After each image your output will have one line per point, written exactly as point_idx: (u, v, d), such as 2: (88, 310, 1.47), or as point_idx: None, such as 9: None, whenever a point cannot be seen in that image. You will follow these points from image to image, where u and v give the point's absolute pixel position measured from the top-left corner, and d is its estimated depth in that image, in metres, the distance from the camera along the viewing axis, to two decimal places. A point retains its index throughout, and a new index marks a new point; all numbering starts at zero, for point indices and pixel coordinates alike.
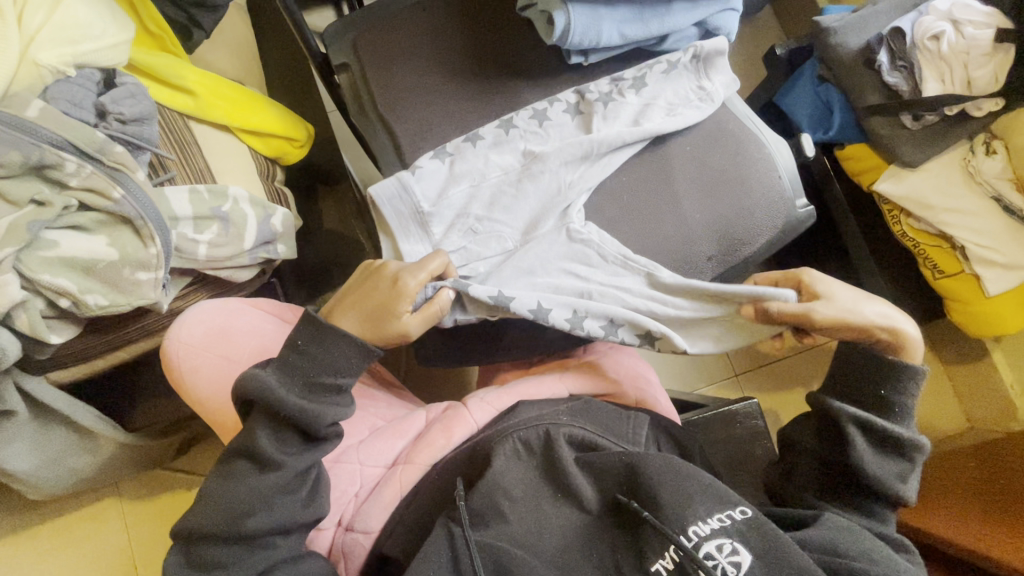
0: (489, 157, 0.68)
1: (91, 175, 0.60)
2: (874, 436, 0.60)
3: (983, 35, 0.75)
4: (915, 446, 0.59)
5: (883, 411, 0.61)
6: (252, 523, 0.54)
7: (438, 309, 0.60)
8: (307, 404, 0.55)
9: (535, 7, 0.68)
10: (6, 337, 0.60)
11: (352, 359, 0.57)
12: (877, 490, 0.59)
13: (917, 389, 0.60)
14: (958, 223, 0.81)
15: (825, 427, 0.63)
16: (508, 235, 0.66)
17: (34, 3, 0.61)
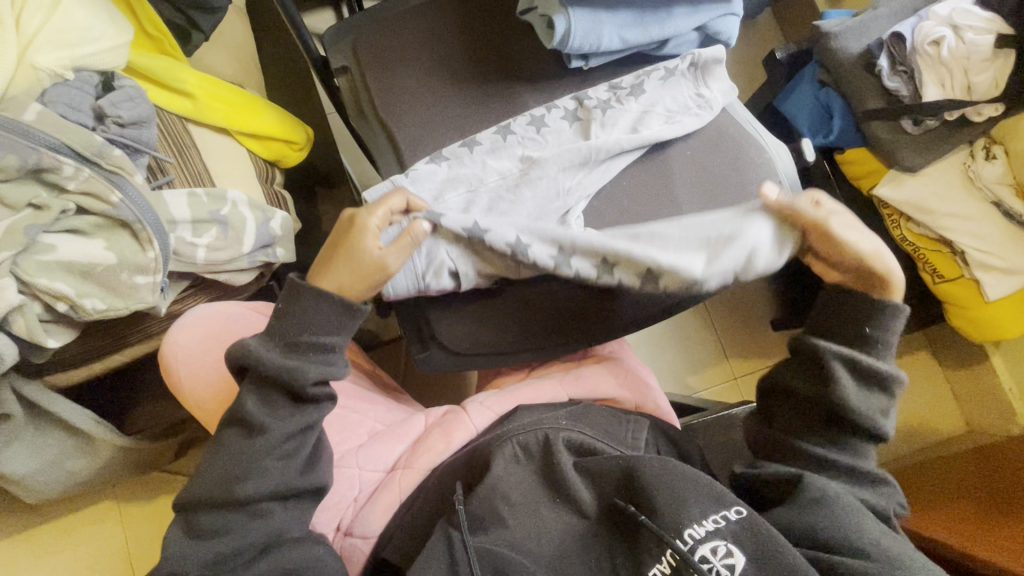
0: (487, 162, 0.67)
1: (89, 179, 0.60)
2: (857, 372, 0.60)
3: (983, 41, 0.74)
4: (893, 378, 0.59)
5: (862, 346, 0.60)
6: (242, 489, 0.56)
7: (413, 239, 0.60)
8: (287, 362, 0.57)
9: (535, 11, 0.69)
10: (3, 341, 0.59)
11: (330, 317, 0.58)
12: (860, 425, 0.59)
13: (897, 323, 0.60)
14: (958, 228, 0.81)
15: (807, 367, 0.62)
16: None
17: (33, 7, 0.61)
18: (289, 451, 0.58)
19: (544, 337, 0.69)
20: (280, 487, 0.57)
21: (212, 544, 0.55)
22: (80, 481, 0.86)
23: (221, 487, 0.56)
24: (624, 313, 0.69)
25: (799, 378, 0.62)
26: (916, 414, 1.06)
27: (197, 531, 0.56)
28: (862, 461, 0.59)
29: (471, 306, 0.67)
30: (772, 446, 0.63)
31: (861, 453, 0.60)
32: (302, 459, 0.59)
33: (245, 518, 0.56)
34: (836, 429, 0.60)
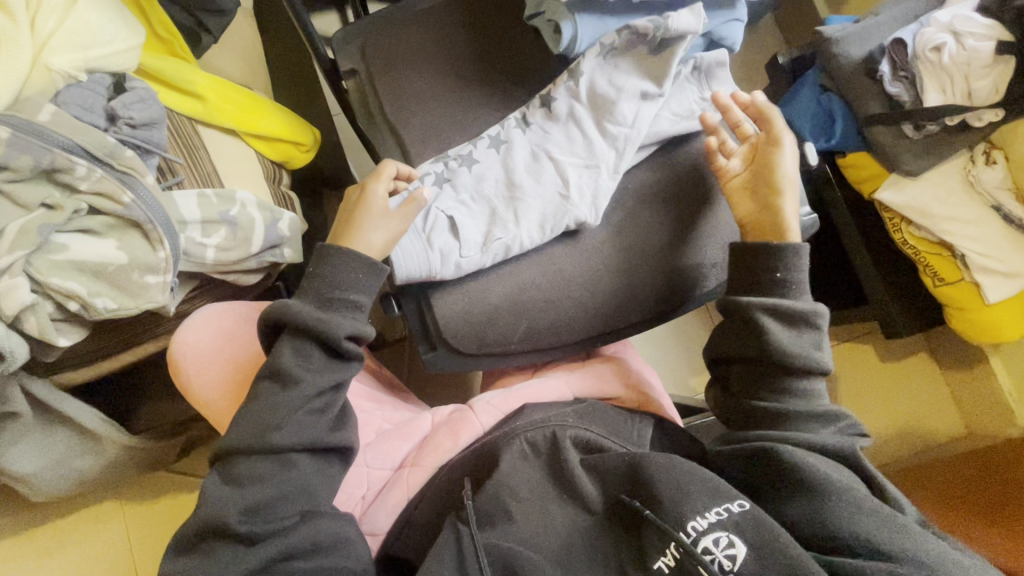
0: (485, 169, 0.68)
1: (101, 179, 0.60)
2: (782, 319, 0.61)
3: (983, 47, 0.75)
4: (814, 314, 0.62)
5: (779, 292, 0.62)
6: (278, 437, 0.56)
7: (417, 204, 0.63)
8: (324, 314, 0.59)
9: (542, 16, 0.70)
10: (15, 340, 0.60)
11: (361, 274, 0.61)
12: (801, 369, 0.60)
13: (800, 261, 0.62)
14: (958, 232, 0.82)
15: (736, 325, 0.63)
16: (516, 238, 0.65)
17: (47, 9, 0.61)
18: (320, 406, 0.58)
19: (549, 337, 0.69)
20: (314, 440, 0.57)
21: (250, 492, 0.54)
22: (86, 480, 0.86)
23: (256, 434, 0.56)
24: (627, 314, 0.69)
25: (736, 342, 0.63)
26: (916, 416, 1.07)
27: (234, 479, 0.55)
28: (813, 402, 0.61)
29: (475, 307, 0.67)
30: (739, 415, 0.62)
31: (812, 394, 0.61)
32: (332, 416, 0.59)
33: (278, 469, 0.56)
34: (783, 377, 0.61)
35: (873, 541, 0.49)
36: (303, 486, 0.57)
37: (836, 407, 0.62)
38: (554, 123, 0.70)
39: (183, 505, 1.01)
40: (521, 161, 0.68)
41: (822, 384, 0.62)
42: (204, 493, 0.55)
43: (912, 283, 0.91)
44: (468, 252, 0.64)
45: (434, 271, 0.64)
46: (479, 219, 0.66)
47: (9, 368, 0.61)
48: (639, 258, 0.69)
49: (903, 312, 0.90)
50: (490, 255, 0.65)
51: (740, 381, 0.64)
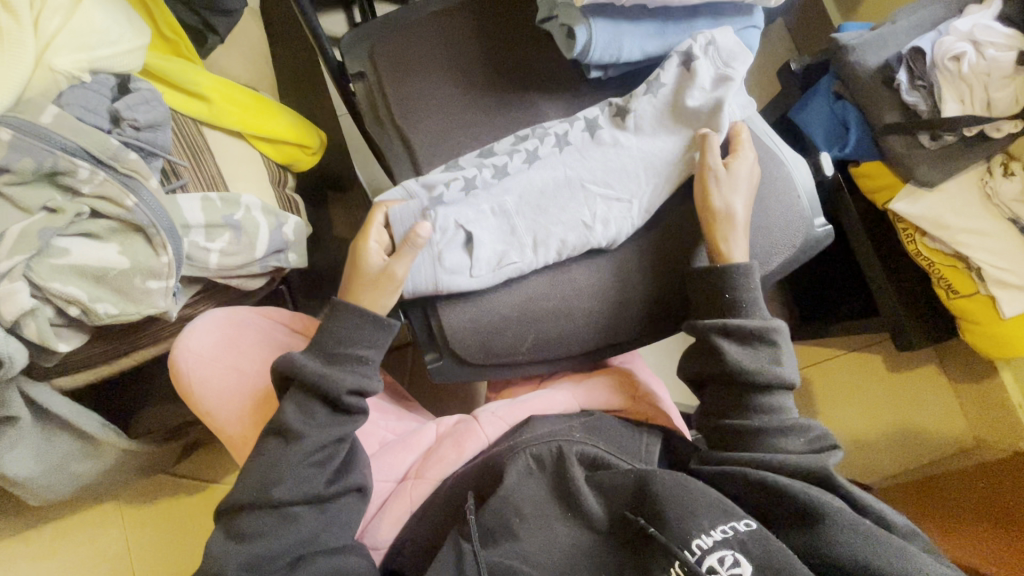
0: (513, 183, 0.65)
1: (104, 182, 0.59)
2: (737, 338, 0.62)
3: (1004, 57, 0.74)
4: (769, 328, 0.62)
5: (736, 295, 0.62)
6: (278, 492, 0.56)
7: (412, 247, 0.60)
8: (328, 370, 0.59)
9: (555, 20, 0.68)
10: (13, 345, 0.59)
11: (365, 330, 0.61)
12: (764, 386, 0.61)
13: (750, 281, 0.62)
14: (973, 244, 0.80)
15: (700, 348, 0.64)
16: (530, 262, 0.64)
17: (52, 8, 0.60)
18: (320, 459, 0.58)
19: (559, 348, 0.68)
20: (314, 493, 0.57)
21: (253, 546, 0.54)
22: (85, 484, 0.85)
23: (257, 489, 0.56)
24: (641, 326, 0.68)
25: (703, 364, 0.64)
26: (924, 428, 1.05)
27: (237, 534, 0.55)
28: (781, 417, 0.61)
29: (484, 318, 0.65)
30: (718, 437, 0.63)
31: (779, 410, 0.61)
32: (333, 469, 0.59)
33: (279, 522, 0.56)
34: (745, 396, 0.61)
35: (872, 567, 0.47)
36: (307, 538, 0.56)
37: (805, 420, 0.62)
38: (592, 149, 0.67)
39: (182, 508, 1.00)
40: (548, 178, 0.65)
41: (788, 398, 0.63)
42: (208, 550, 0.55)
43: (925, 296, 0.89)
44: (479, 271, 0.63)
45: (442, 285, 0.62)
46: (495, 235, 0.64)
47: (7, 375, 0.60)
48: (651, 272, 0.67)
49: (916, 324, 0.88)
50: (500, 277, 0.63)
51: (711, 402, 0.65)
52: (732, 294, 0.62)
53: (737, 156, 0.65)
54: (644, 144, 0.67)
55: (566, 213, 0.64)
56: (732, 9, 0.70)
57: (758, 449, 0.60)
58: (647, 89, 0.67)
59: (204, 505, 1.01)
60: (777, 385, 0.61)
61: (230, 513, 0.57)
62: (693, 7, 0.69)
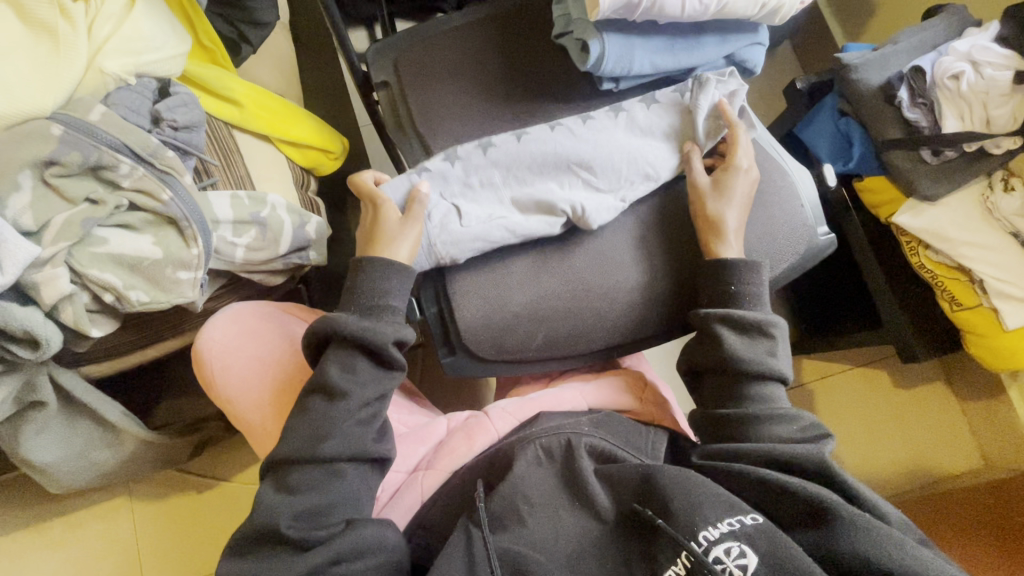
0: (499, 154, 0.69)
1: (142, 178, 0.63)
2: (738, 329, 0.64)
3: (1001, 77, 0.77)
4: (769, 323, 0.64)
5: (736, 303, 0.65)
6: (326, 448, 0.57)
7: (420, 204, 0.65)
8: (365, 323, 0.60)
9: (570, 35, 0.72)
10: (49, 328, 0.62)
11: (395, 289, 0.63)
12: (756, 374, 0.63)
13: (756, 278, 0.65)
14: (976, 257, 0.82)
15: (699, 338, 0.66)
16: (520, 222, 0.66)
17: (104, 16, 0.65)
18: (362, 440, 0.59)
19: (568, 347, 0.70)
20: (339, 474, 0.58)
21: (300, 500, 0.56)
22: (104, 473, 0.87)
23: (306, 446, 0.57)
24: (641, 328, 0.71)
25: (698, 354, 0.66)
26: (925, 442, 1.06)
27: (290, 486, 0.57)
28: (773, 406, 0.63)
29: (496, 314, 0.67)
30: (716, 428, 0.64)
31: (771, 399, 0.63)
32: (376, 427, 0.61)
33: (325, 479, 0.57)
34: (737, 384, 0.63)
35: (875, 563, 0.48)
36: (351, 494, 0.58)
37: (796, 410, 0.63)
38: (582, 132, 0.70)
39: (192, 504, 1.02)
40: (535, 152, 0.68)
41: (779, 390, 0.64)
42: (258, 501, 0.57)
43: (930, 310, 0.91)
44: (470, 223, 0.65)
45: (445, 256, 0.66)
46: (486, 201, 0.67)
47: (43, 355, 0.63)
48: (664, 272, 0.70)
49: (919, 336, 0.89)
50: (490, 229, 0.65)
51: (705, 393, 0.66)
52: (737, 287, 0.65)
53: (732, 165, 0.68)
54: (633, 143, 0.69)
55: (552, 185, 0.67)
56: (739, 27, 0.74)
57: (753, 437, 0.61)
58: (611, 110, 0.72)
59: (215, 501, 1.03)
60: (769, 377, 0.64)
61: (279, 463, 0.58)
62: (700, 24, 0.72)
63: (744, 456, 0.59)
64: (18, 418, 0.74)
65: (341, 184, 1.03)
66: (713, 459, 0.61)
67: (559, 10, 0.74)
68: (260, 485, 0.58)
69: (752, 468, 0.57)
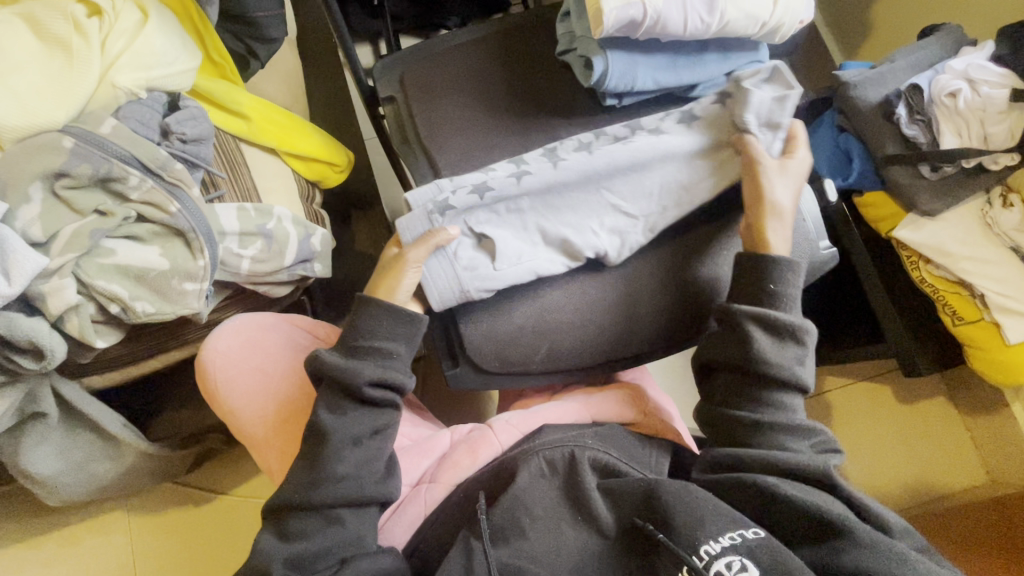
0: (534, 182, 0.65)
1: (151, 190, 0.63)
2: (770, 329, 0.62)
3: (998, 94, 0.78)
4: (802, 329, 0.62)
5: (773, 304, 0.63)
6: (318, 494, 0.58)
7: (433, 240, 0.63)
8: (343, 362, 0.61)
9: (575, 52, 0.74)
10: (55, 340, 0.62)
11: (383, 323, 0.62)
12: (781, 382, 0.61)
13: (795, 278, 0.63)
14: (976, 271, 0.83)
15: (724, 332, 0.64)
16: (545, 266, 0.65)
17: (118, 32, 0.66)
18: (365, 459, 0.60)
19: (574, 359, 0.70)
20: (342, 494, 0.58)
21: (296, 544, 0.57)
22: (102, 486, 0.86)
23: (308, 490, 0.58)
24: (648, 342, 0.71)
25: (721, 347, 0.64)
26: (929, 458, 1.06)
27: (285, 534, 0.58)
28: (790, 417, 0.61)
29: (501, 328, 0.68)
30: (726, 430, 0.63)
31: (791, 409, 0.62)
32: (383, 466, 0.61)
33: (323, 524, 0.58)
34: (760, 389, 0.62)
35: None
36: (353, 538, 0.58)
37: (811, 424, 0.62)
38: (620, 150, 0.66)
39: (191, 519, 1.01)
40: (571, 177, 0.65)
41: (799, 400, 0.63)
42: (257, 547, 0.58)
43: (931, 324, 0.91)
44: (503, 267, 0.64)
45: (472, 291, 0.64)
46: (513, 232, 0.65)
47: (47, 366, 0.63)
48: (666, 286, 0.70)
49: (921, 351, 0.89)
50: (520, 272, 0.65)
51: (719, 395, 0.64)
52: (774, 287, 0.63)
53: (790, 155, 0.68)
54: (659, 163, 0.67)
55: (576, 213, 0.66)
56: (740, 44, 0.75)
57: (765, 446, 0.60)
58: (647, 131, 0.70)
59: (214, 516, 1.02)
60: (792, 386, 0.62)
61: (278, 512, 0.59)
62: (703, 42, 0.74)
63: (752, 463, 0.59)
64: (18, 430, 0.74)
65: (346, 197, 1.04)
66: (721, 465, 0.61)
67: (565, 27, 0.75)
68: (259, 532, 0.59)
69: (757, 479, 0.56)
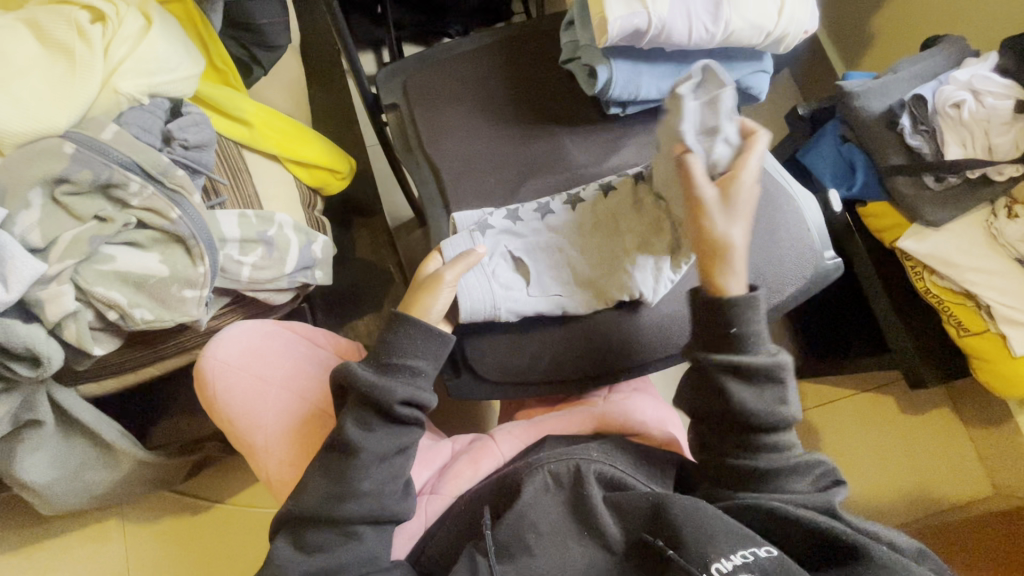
0: (558, 220, 0.70)
1: (152, 196, 0.63)
2: (744, 377, 0.58)
3: (1002, 105, 0.79)
4: (780, 365, 0.58)
5: (742, 347, 0.58)
6: (346, 508, 0.57)
7: (468, 259, 0.64)
8: (377, 380, 0.59)
9: (579, 60, 0.74)
10: (52, 347, 0.61)
11: (418, 342, 0.61)
12: (767, 426, 0.58)
13: (756, 317, 0.58)
14: (981, 282, 0.82)
15: (698, 381, 0.60)
16: (572, 302, 0.67)
17: (122, 38, 0.66)
18: (376, 474, 0.58)
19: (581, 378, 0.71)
20: (345, 510, 0.57)
21: (314, 559, 0.56)
22: (98, 495, 0.85)
23: (323, 505, 0.57)
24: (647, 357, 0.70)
25: (699, 397, 0.60)
26: (935, 471, 1.05)
27: (305, 546, 0.57)
28: (788, 455, 0.59)
29: (506, 345, 0.68)
30: (728, 479, 0.60)
31: (786, 449, 0.59)
32: (403, 484, 0.60)
33: (342, 539, 0.57)
34: (749, 436, 0.58)
35: None
36: (368, 556, 0.57)
37: (810, 457, 0.60)
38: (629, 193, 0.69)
39: (188, 528, 1.00)
40: (591, 218, 0.70)
41: (794, 434, 0.60)
42: (274, 556, 0.57)
43: (936, 335, 0.91)
44: (535, 293, 0.66)
45: (503, 311, 0.65)
46: (542, 265, 0.68)
47: (43, 373, 0.62)
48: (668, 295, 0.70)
49: (926, 362, 0.89)
50: (548, 304, 0.66)
51: (711, 448, 0.61)
52: (739, 329, 0.58)
53: (737, 171, 0.60)
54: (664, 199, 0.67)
55: (603, 249, 0.68)
56: (745, 53, 0.75)
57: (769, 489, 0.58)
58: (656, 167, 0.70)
59: (212, 525, 1.00)
60: (781, 426, 0.59)
61: (294, 523, 0.58)
62: (707, 51, 0.73)
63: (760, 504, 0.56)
64: (13, 437, 0.73)
65: (348, 204, 1.04)
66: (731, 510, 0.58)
67: (569, 35, 0.75)
68: (279, 541, 0.58)
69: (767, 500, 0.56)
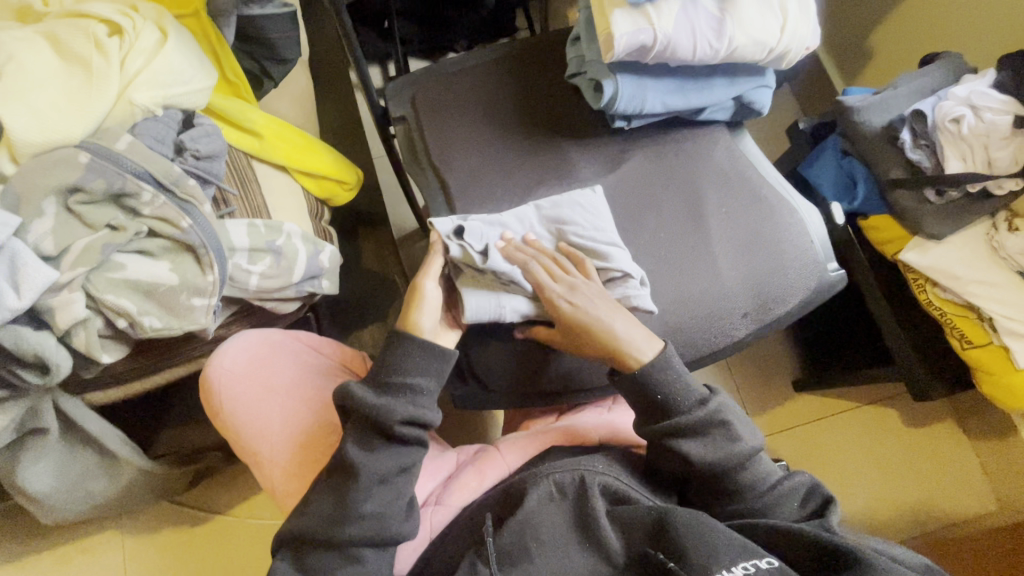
0: None
1: (163, 206, 0.64)
2: (689, 435, 0.59)
3: (1002, 120, 0.79)
4: (714, 413, 0.60)
5: (671, 408, 0.60)
6: (343, 529, 0.56)
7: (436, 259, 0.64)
8: (378, 402, 0.59)
9: (584, 76, 0.75)
10: (61, 354, 0.61)
11: (418, 360, 0.61)
12: (734, 469, 0.59)
13: (669, 375, 0.60)
14: (985, 295, 0.83)
15: (654, 448, 0.62)
16: None
17: (137, 51, 0.67)
18: (378, 486, 0.58)
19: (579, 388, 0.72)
20: (350, 523, 0.56)
21: None
22: (99, 504, 0.85)
23: (326, 523, 0.57)
24: None
25: (660, 461, 0.62)
26: (940, 484, 1.05)
27: (305, 568, 0.57)
28: (768, 482, 0.60)
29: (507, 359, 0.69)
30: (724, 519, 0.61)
31: (765, 478, 0.60)
32: (405, 502, 0.60)
33: (344, 560, 0.56)
34: (725, 480, 0.60)
35: None
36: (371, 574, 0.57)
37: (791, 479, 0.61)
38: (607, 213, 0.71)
39: (188, 540, 0.99)
40: None
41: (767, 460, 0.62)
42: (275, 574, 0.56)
43: (939, 347, 0.91)
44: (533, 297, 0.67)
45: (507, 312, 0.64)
46: None
47: (51, 380, 0.62)
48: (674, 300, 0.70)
49: (930, 375, 0.89)
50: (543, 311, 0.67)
51: (695, 496, 0.64)
52: (663, 394, 0.60)
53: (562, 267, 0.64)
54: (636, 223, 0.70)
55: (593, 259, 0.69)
56: (749, 69, 0.76)
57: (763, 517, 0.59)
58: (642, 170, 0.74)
59: (212, 537, 0.99)
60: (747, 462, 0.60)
61: (298, 537, 0.58)
62: (710, 66, 0.75)
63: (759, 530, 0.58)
64: (17, 445, 0.73)
65: (354, 215, 1.05)
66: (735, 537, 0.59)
67: (575, 51, 0.76)
68: (278, 562, 0.58)
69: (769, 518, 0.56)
